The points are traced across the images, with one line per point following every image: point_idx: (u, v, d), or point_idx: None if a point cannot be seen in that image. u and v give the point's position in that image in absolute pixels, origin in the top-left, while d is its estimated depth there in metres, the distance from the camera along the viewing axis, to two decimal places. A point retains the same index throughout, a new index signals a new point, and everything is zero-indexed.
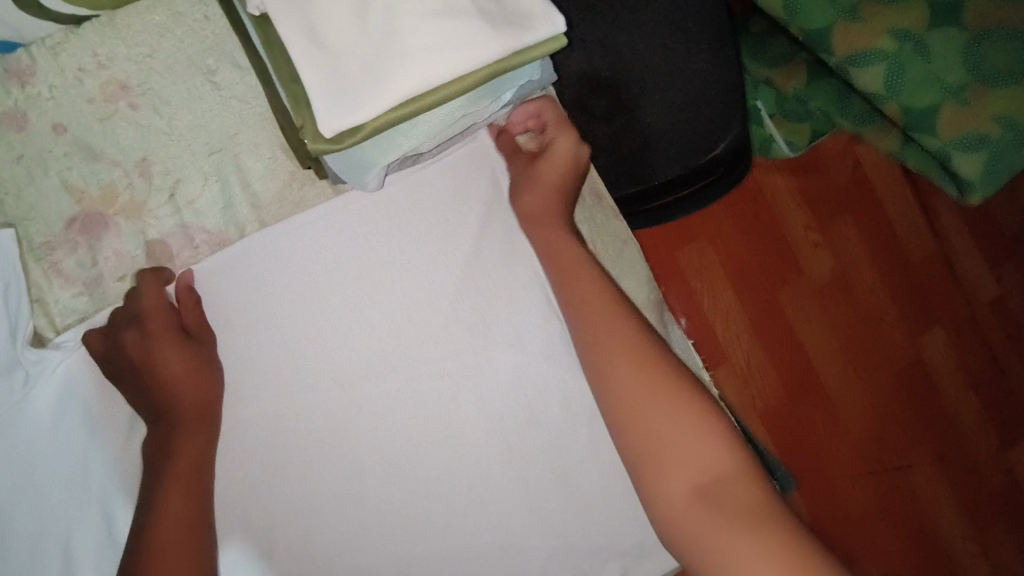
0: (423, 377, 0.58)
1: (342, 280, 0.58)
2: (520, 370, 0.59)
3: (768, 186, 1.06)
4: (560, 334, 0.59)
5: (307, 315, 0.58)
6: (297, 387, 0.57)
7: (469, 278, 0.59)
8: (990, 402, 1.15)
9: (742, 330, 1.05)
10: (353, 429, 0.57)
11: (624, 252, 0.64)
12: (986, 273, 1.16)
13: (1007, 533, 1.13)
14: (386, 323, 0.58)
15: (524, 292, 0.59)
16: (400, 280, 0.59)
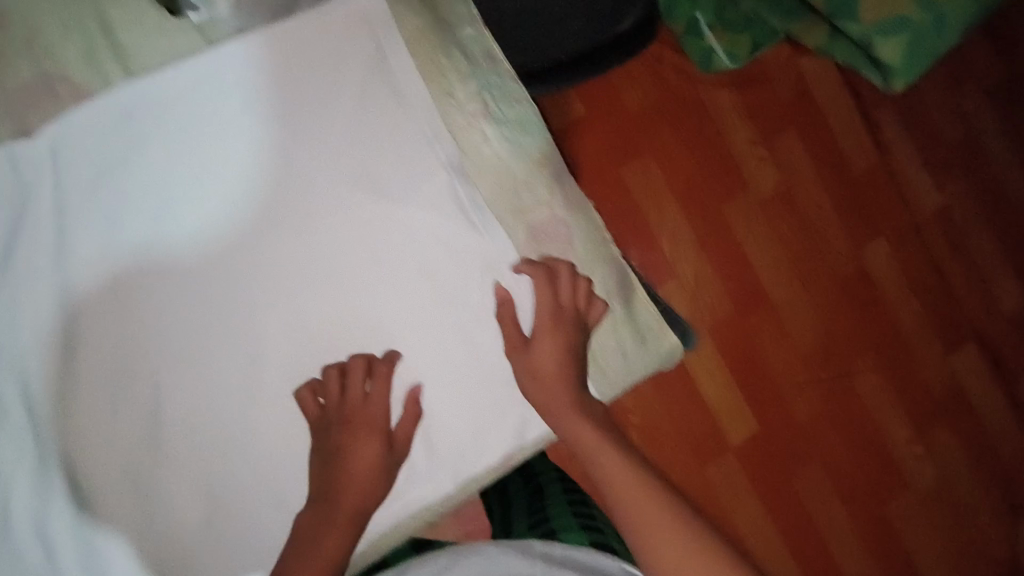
0: (288, 261, 0.54)
1: (192, 159, 0.53)
2: (395, 253, 0.56)
3: (710, 100, 1.04)
4: (434, 217, 0.57)
5: (154, 198, 0.52)
6: (144, 280, 0.52)
7: (338, 152, 0.55)
8: (933, 310, 1.17)
9: (689, 245, 1.04)
10: (211, 323, 0.53)
11: (516, 134, 0.60)
12: (928, 183, 1.16)
13: (948, 433, 1.17)
14: (244, 205, 0.53)
15: (400, 167, 0.56)
16: (258, 155, 0.53)
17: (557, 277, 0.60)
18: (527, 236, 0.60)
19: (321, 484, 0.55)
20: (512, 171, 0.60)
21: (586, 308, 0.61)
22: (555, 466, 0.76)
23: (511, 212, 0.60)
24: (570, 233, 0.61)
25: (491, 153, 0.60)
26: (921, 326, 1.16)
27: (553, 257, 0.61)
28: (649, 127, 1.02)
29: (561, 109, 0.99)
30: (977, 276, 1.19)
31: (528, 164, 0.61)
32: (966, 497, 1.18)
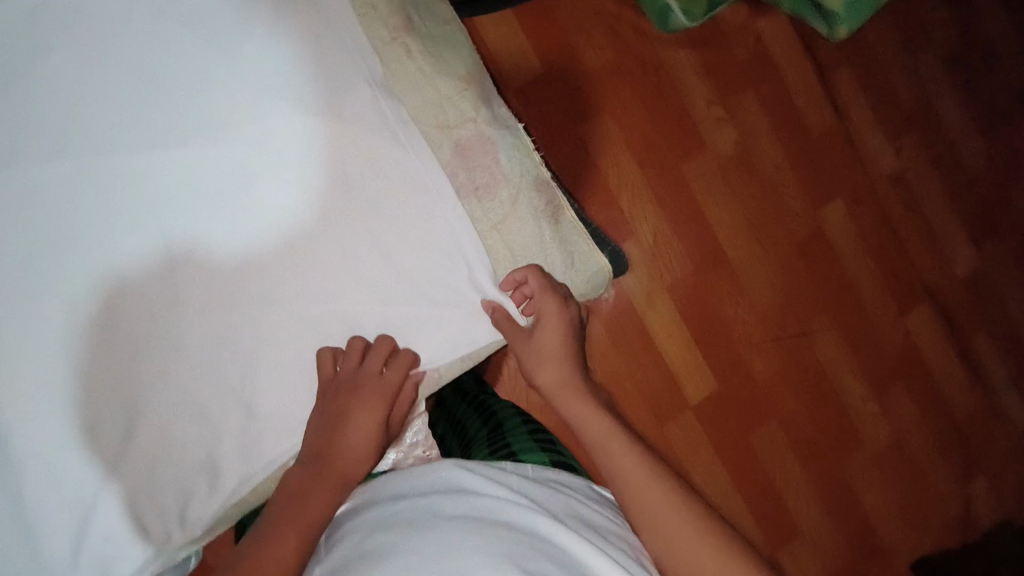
0: (205, 184, 0.51)
1: (108, 75, 0.50)
2: (321, 175, 0.53)
3: (668, 60, 1.06)
4: (362, 139, 0.54)
5: (65, 117, 0.49)
6: (52, 203, 0.49)
7: (257, 67, 0.52)
8: (889, 271, 1.19)
9: (648, 204, 1.05)
10: (121, 250, 0.49)
11: (439, 51, 0.58)
12: (886, 146, 1.18)
13: (904, 393, 1.19)
14: (161, 124, 0.51)
15: (327, 85, 0.53)
16: (176, 69, 0.51)
17: (486, 197, 0.58)
18: (451, 152, 0.57)
19: (243, 406, 0.52)
20: (437, 85, 0.57)
21: (518, 230, 0.58)
22: (513, 405, 0.77)
23: (436, 128, 0.57)
24: (498, 151, 0.58)
25: (412, 64, 0.57)
26: (877, 287, 1.18)
27: (482, 176, 0.58)
28: (605, 86, 1.03)
29: (517, 66, 0.99)
30: (932, 239, 1.21)
31: (456, 79, 0.58)
32: (921, 455, 1.20)
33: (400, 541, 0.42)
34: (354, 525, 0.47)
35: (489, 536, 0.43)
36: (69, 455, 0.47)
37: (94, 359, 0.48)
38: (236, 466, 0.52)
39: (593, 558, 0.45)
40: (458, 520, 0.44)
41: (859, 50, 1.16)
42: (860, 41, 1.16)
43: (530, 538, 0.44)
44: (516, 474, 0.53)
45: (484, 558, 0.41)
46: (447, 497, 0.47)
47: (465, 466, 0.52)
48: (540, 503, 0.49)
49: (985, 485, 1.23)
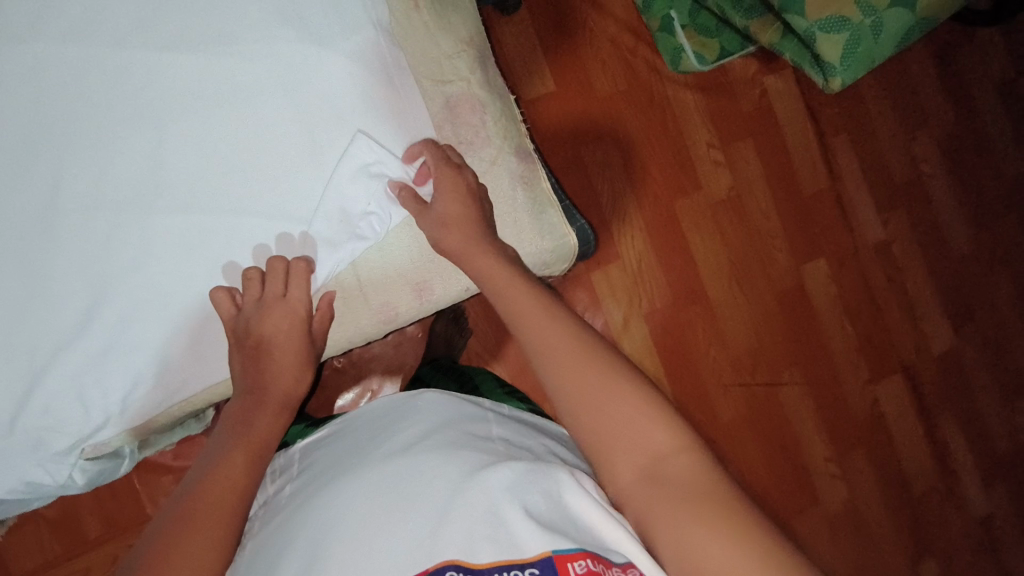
0: (221, 114, 0.57)
1: (153, 9, 0.55)
2: (326, 121, 0.58)
3: (676, 98, 1.10)
4: (362, 95, 0.58)
5: (111, 41, 0.55)
6: (89, 117, 0.55)
7: (282, 15, 0.56)
8: (865, 337, 1.21)
9: (637, 231, 1.09)
10: (139, 163, 0.56)
11: (450, 16, 0.62)
12: (874, 216, 1.22)
13: (865, 459, 1.19)
14: (192, 57, 0.56)
15: (344, 39, 0.57)
16: (211, 12, 0.56)
17: (468, 153, 0.63)
18: (440, 106, 0.61)
19: (199, 314, 0.58)
20: (437, 42, 0.61)
21: (491, 178, 0.63)
22: (493, 376, 0.78)
23: (429, 81, 0.61)
24: (484, 110, 0.63)
25: (417, 17, 0.60)
26: (851, 351, 1.20)
27: (467, 133, 0.63)
28: (611, 113, 1.08)
29: (530, 83, 1.05)
30: (910, 311, 1.24)
31: (457, 39, 0.62)
32: (876, 526, 1.20)
33: (370, 463, 0.50)
34: (342, 446, 0.55)
35: (445, 454, 0.49)
36: (35, 341, 0.55)
37: (71, 255, 0.55)
38: (184, 367, 0.59)
39: (539, 463, 0.49)
40: (421, 444, 0.51)
41: (857, 121, 1.21)
42: (860, 113, 1.21)
43: (485, 453, 0.50)
44: (493, 411, 0.59)
45: (432, 474, 0.47)
46: (419, 426, 0.54)
47: (446, 399, 0.59)
48: (506, 435, 0.55)
49: (937, 566, 1.22)
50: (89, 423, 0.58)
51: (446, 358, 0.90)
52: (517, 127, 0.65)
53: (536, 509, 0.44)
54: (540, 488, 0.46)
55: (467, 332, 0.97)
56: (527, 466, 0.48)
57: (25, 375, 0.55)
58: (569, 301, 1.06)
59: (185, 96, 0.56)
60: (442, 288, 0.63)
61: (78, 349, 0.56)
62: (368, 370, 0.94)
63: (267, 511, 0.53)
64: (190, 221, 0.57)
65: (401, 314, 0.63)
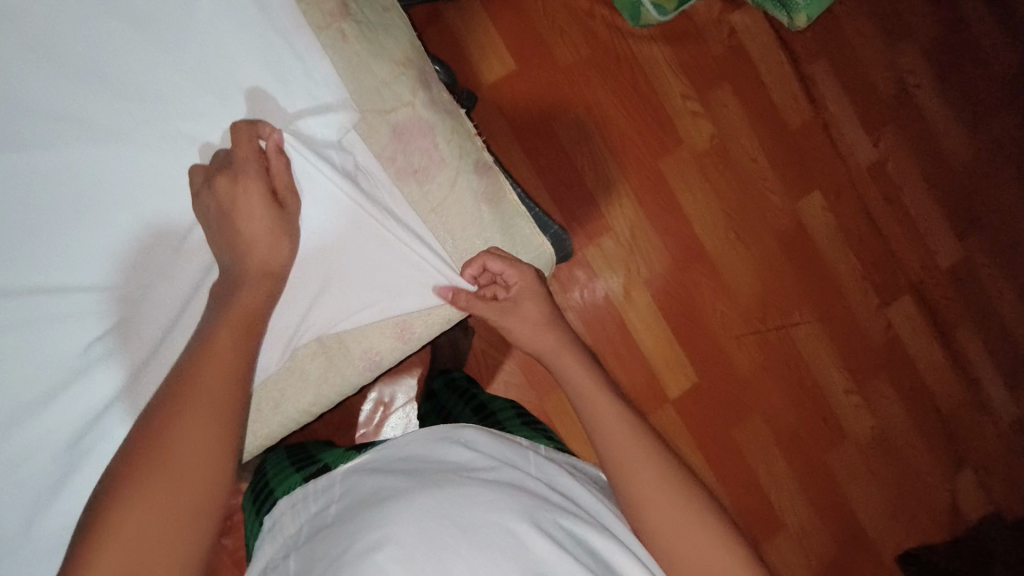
0: (176, 199, 0.58)
1: (89, 105, 0.55)
2: (272, 180, 0.56)
3: (643, 55, 1.07)
4: (308, 149, 0.59)
5: (50, 142, 0.55)
6: (45, 221, 0.56)
7: (221, 87, 0.58)
8: (872, 264, 1.18)
9: (625, 199, 1.06)
10: (103, 257, 0.57)
11: (382, 39, 0.61)
12: (865, 139, 1.18)
13: (888, 385, 1.19)
14: (139, 148, 0.57)
15: (293, 101, 0.59)
16: (149, 101, 0.56)
17: (424, 180, 0.63)
18: (388, 137, 0.61)
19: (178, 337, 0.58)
20: (373, 69, 0.60)
21: (448, 206, 0.63)
22: (511, 405, 0.78)
23: (373, 112, 0.61)
24: (434, 133, 0.62)
25: (348, 48, 0.59)
26: (860, 281, 1.18)
27: (419, 159, 0.63)
28: (577, 79, 1.04)
29: (490, 65, 1.01)
30: (914, 229, 1.21)
31: (392, 60, 0.61)
32: (906, 449, 1.19)
33: (420, 484, 0.49)
34: (381, 472, 0.54)
35: (499, 490, 0.49)
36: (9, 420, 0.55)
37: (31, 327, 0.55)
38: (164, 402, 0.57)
39: (591, 523, 0.50)
40: (473, 476, 0.51)
41: (835, 43, 1.17)
42: (836, 34, 1.17)
43: (535, 496, 0.50)
44: (530, 449, 0.60)
45: (489, 505, 0.47)
46: (466, 459, 0.54)
47: (486, 435, 0.58)
48: (550, 477, 0.55)
49: (972, 478, 1.22)
50: (86, 483, 0.56)
51: (458, 372, 0.90)
52: (472, 142, 0.65)
53: (587, 568, 0.45)
54: (588, 547, 0.47)
55: (470, 332, 0.96)
56: (576, 522, 0.49)
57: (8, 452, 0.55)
58: (567, 281, 1.04)
59: (118, 152, 0.56)
60: (422, 325, 0.64)
61: (59, 407, 0.56)
62: (379, 387, 0.94)
63: (305, 534, 0.51)
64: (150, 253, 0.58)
65: (384, 358, 0.65)
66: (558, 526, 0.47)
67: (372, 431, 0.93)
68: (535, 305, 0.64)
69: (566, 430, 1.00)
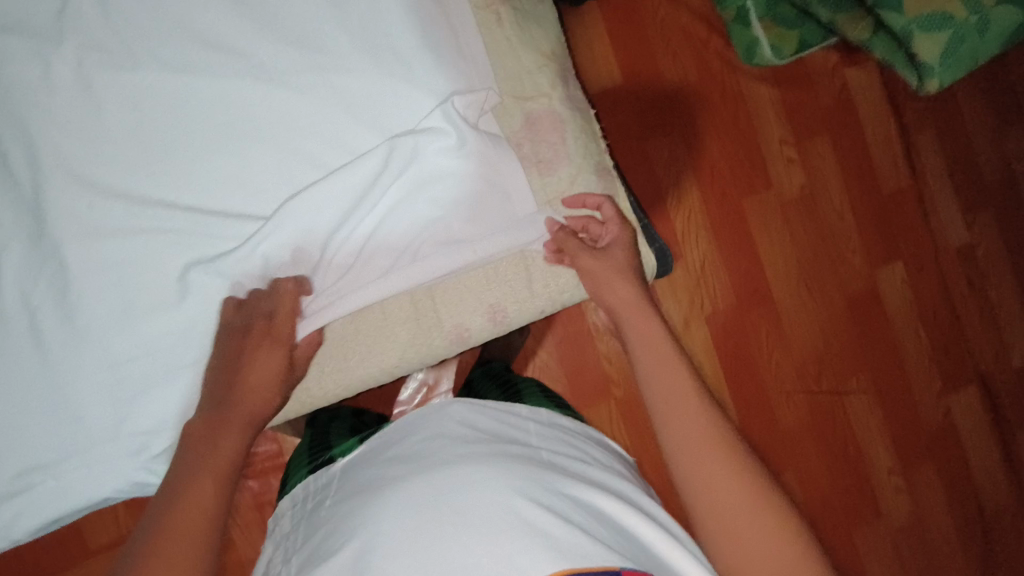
0: (302, 147, 0.60)
1: (245, 48, 0.59)
2: (413, 155, 0.59)
3: (750, 92, 1.06)
4: (444, 114, 0.58)
5: (203, 75, 0.58)
6: (181, 147, 0.59)
7: (371, 47, 0.59)
8: (941, 346, 1.14)
9: (703, 232, 1.05)
10: (225, 190, 0.60)
11: (533, 32, 0.66)
12: (959, 218, 1.14)
13: (935, 473, 1.14)
14: (279, 94, 0.59)
15: (427, 75, 0.59)
16: (301, 50, 0.59)
17: (546, 171, 0.65)
18: (520, 122, 0.65)
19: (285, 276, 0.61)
20: (520, 56, 0.65)
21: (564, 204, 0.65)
22: (536, 383, 0.78)
23: (511, 98, 0.64)
24: (564, 129, 0.65)
25: (499, 31, 0.64)
26: (925, 360, 1.14)
27: (545, 152, 0.65)
28: (681, 102, 1.04)
29: (598, 76, 1.02)
30: (994, 320, 1.16)
31: (539, 51, 0.66)
32: (941, 542, 1.15)
33: (411, 471, 0.48)
34: (380, 459, 0.53)
35: (491, 461, 0.47)
36: (108, 332, 0.59)
37: (145, 245, 0.59)
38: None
39: (593, 488, 0.48)
40: (466, 452, 0.49)
41: (947, 115, 1.13)
42: (950, 107, 1.14)
43: (533, 465, 0.48)
44: (532, 423, 0.58)
45: (482, 479, 0.45)
46: (461, 436, 0.52)
47: (484, 415, 0.57)
48: (547, 447, 0.53)
49: None
50: (163, 398, 0.60)
51: (498, 363, 0.90)
52: (596, 146, 0.67)
53: (596, 530, 0.43)
54: (594, 511, 0.45)
55: (527, 330, 0.96)
56: (579, 488, 0.47)
57: (103, 362, 0.59)
58: None
59: (257, 94, 0.59)
60: (515, 311, 0.66)
61: (152, 330, 0.60)
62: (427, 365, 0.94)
63: (303, 529, 0.49)
64: (264, 194, 0.60)
65: (473, 336, 0.67)
66: (555, 491, 0.45)
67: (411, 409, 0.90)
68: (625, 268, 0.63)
69: None
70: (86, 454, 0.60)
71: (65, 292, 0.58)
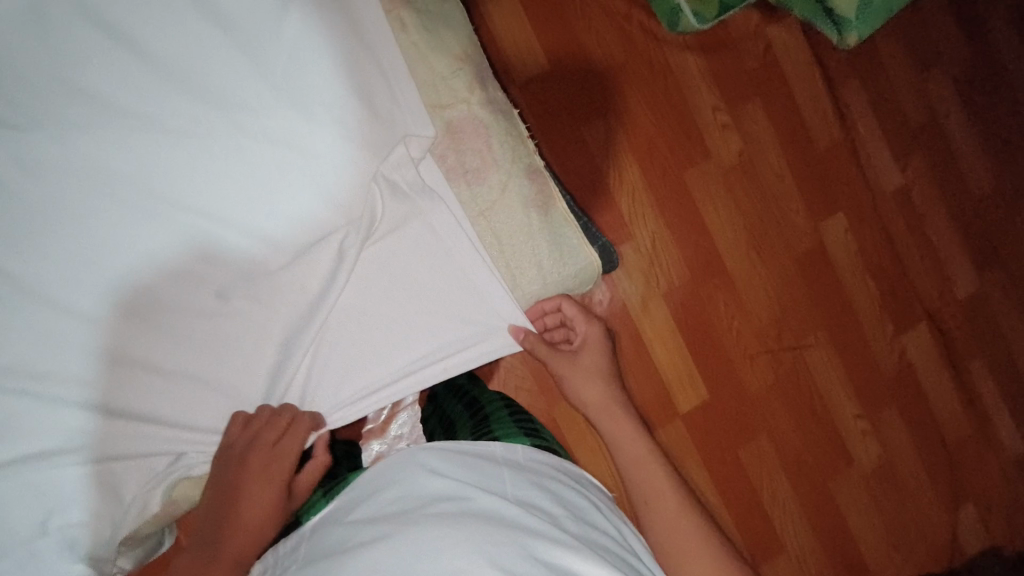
0: (219, 198, 0.58)
1: (141, 100, 0.56)
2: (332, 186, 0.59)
3: (678, 63, 1.05)
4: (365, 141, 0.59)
5: (99, 135, 0.56)
6: (82, 216, 0.56)
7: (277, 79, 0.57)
8: (889, 291, 1.17)
9: (649, 209, 1.04)
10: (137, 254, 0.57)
11: (443, 31, 0.63)
12: (892, 165, 1.17)
13: (898, 415, 1.17)
14: (186, 145, 0.57)
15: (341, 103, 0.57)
16: (202, 92, 0.57)
17: (473, 180, 0.64)
18: (442, 134, 0.63)
19: (228, 330, 0.61)
20: (432, 63, 0.62)
21: (518, 253, 0.65)
22: (503, 402, 0.77)
23: (430, 108, 0.62)
24: (489, 135, 0.63)
25: (405, 38, 0.61)
26: (877, 307, 1.16)
27: (472, 160, 0.64)
28: (611, 81, 1.03)
29: (525, 63, 0.99)
30: (934, 259, 1.20)
31: (451, 54, 0.62)
32: (911, 479, 1.19)
33: (378, 534, 0.45)
34: (346, 520, 0.50)
35: (463, 525, 0.45)
36: (30, 416, 0.55)
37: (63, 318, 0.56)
38: (202, 392, 0.61)
39: (572, 547, 0.47)
40: (439, 512, 0.47)
41: (868, 64, 1.15)
42: (871, 55, 1.16)
43: (509, 524, 0.46)
44: (506, 465, 0.56)
45: (452, 549, 0.43)
46: (434, 491, 0.50)
47: (459, 463, 0.55)
48: (523, 496, 0.52)
49: (973, 513, 1.21)
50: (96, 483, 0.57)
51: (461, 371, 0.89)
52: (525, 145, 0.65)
53: None
54: None
55: None
56: (557, 551, 0.45)
57: (32, 447, 0.55)
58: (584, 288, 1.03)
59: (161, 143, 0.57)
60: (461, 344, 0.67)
61: (79, 401, 0.56)
62: None
63: None
64: (183, 249, 0.58)
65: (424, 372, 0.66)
66: (532, 555, 0.44)
67: (378, 428, 0.83)
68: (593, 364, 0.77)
69: (575, 441, 0.99)
70: (26, 546, 0.56)
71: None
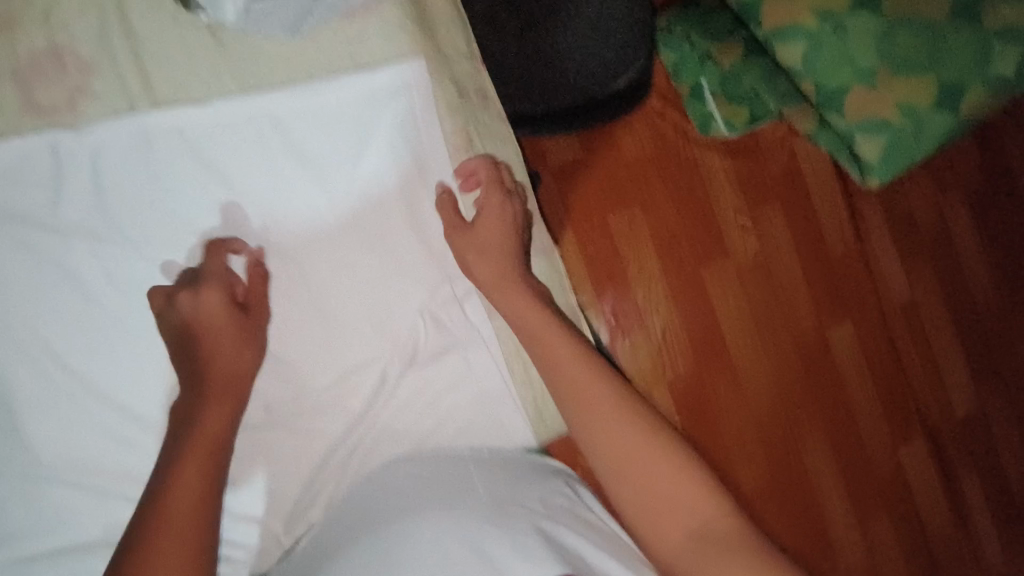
0: (289, 321, 0.67)
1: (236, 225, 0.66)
2: (387, 310, 0.69)
3: (704, 162, 1.09)
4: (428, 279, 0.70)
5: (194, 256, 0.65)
6: None
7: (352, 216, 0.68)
8: (888, 398, 1.19)
9: (662, 300, 1.08)
10: None
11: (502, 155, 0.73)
12: (902, 278, 1.20)
13: (887, 523, 1.19)
14: (268, 270, 0.66)
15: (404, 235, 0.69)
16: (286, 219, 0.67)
17: None
18: None
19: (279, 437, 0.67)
20: None
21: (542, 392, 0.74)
22: None
23: None
24: None
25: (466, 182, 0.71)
26: (875, 413, 1.19)
27: None
28: (641, 175, 1.07)
29: (559, 152, 1.03)
30: (936, 372, 1.22)
31: None
32: None
33: (360, 529, 0.58)
34: (341, 517, 0.63)
35: (429, 516, 0.56)
36: (73, 492, 0.65)
37: (116, 417, 0.65)
38: (250, 497, 0.67)
39: (530, 517, 0.57)
40: (410, 504, 0.59)
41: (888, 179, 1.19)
42: None
43: (470, 510, 0.57)
44: (477, 465, 0.66)
45: (416, 529, 0.55)
46: (409, 486, 0.62)
47: (424, 463, 0.66)
48: (491, 485, 0.62)
49: None
50: None
51: None
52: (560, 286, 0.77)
53: (523, 547, 0.52)
54: (524, 534, 0.54)
55: None
56: (518, 523, 0.55)
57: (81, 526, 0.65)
58: None
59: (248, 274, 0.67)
60: None
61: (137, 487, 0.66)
62: None
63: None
64: None
65: None
66: (493, 527, 0.55)
67: None
68: (504, 240, 0.68)
69: None
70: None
71: (30, 450, 0.64)
